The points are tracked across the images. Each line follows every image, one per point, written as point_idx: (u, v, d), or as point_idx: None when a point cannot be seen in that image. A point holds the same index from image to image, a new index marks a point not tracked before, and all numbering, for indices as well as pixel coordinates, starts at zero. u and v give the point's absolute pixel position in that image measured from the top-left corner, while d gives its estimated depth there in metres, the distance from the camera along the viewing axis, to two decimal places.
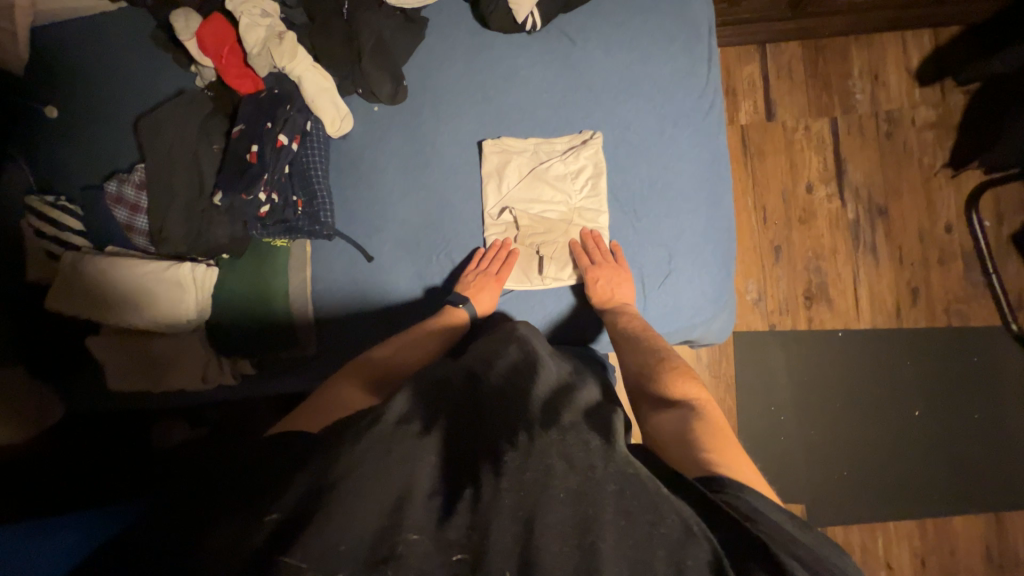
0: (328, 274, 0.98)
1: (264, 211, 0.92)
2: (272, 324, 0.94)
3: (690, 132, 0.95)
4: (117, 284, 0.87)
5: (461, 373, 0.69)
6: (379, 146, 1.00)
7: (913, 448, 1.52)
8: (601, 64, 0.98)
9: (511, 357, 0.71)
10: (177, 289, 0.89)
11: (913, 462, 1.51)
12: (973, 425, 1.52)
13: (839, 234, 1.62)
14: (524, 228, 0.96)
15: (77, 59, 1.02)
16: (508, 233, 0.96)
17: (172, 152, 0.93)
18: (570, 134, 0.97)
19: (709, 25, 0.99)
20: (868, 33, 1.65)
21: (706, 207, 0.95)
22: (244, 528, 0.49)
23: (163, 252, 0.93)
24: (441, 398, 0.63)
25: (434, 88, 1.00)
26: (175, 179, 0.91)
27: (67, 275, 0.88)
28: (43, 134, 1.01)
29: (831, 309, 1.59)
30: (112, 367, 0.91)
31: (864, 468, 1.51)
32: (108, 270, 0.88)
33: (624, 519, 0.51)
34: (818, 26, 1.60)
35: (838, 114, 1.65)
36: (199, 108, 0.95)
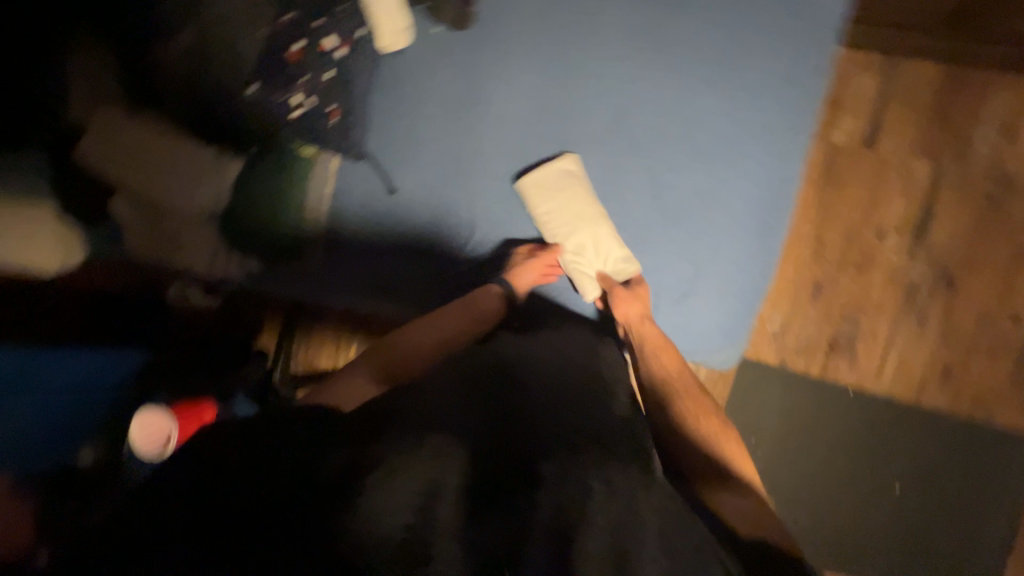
0: (345, 195, 0.93)
1: (294, 115, 0.89)
2: (286, 230, 0.93)
3: (762, 150, 0.87)
4: (139, 151, 0.88)
5: (490, 361, 0.70)
6: (430, 72, 0.92)
7: (880, 517, 1.49)
8: (692, 43, 0.86)
9: (526, 360, 0.72)
10: (200, 174, 0.90)
11: (874, 529, 1.49)
12: (949, 516, 1.48)
13: (892, 291, 1.48)
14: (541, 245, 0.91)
15: None
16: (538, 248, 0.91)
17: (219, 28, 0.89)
18: (628, 149, 0.89)
19: (832, 28, 0.85)
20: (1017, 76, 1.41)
21: (751, 234, 0.88)
22: (275, 494, 0.48)
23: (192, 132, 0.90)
24: (459, 388, 0.65)
25: (505, 21, 0.90)
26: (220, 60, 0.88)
27: (99, 131, 0.88)
28: None
29: (851, 364, 1.51)
30: (131, 232, 0.94)
31: (821, 521, 1.50)
32: (141, 134, 0.88)
33: (663, 550, 0.48)
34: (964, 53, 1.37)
35: (947, 159, 1.44)
36: None
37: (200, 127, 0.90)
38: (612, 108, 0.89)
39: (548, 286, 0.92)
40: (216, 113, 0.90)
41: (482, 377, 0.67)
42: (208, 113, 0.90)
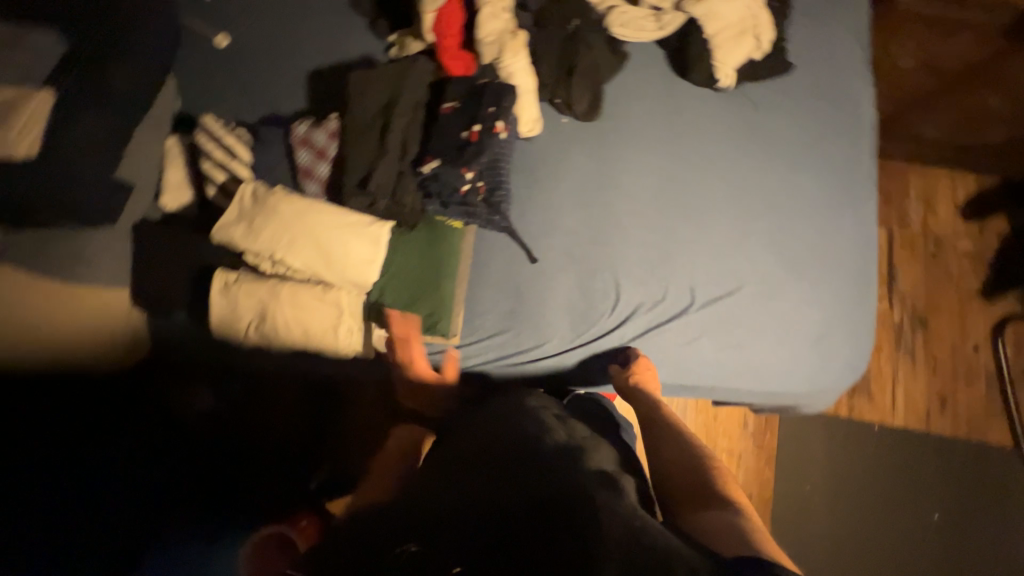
0: (488, 265, 0.95)
1: (464, 190, 0.88)
2: (436, 305, 0.89)
3: (849, 213, 1.02)
4: (300, 217, 0.79)
5: (479, 423, 0.78)
6: (562, 157, 1.00)
7: (885, 517, 1.71)
8: (782, 130, 1.04)
9: (461, 409, 0.85)
10: (349, 240, 0.81)
11: (879, 522, 1.70)
12: (931, 524, 1.70)
13: (884, 333, 1.81)
14: (671, 306, 0.96)
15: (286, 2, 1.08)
16: (671, 314, 0.96)
17: (365, 112, 0.86)
18: (743, 216, 1.00)
19: (874, 125, 1.07)
20: (996, 142, 1.70)
21: (859, 282, 0.99)
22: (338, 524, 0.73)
23: (350, 205, 0.84)
24: (438, 471, 0.71)
25: (627, 116, 1.03)
26: (376, 137, 0.85)
27: (247, 203, 0.81)
28: (217, 65, 1.05)
29: (869, 401, 1.77)
30: (243, 311, 0.82)
31: (847, 527, 1.69)
32: (286, 207, 0.80)
33: None
34: (916, 142, 1.78)
35: (894, 225, 1.88)
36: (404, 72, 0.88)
37: (362, 202, 0.84)
38: (725, 180, 1.02)
39: (678, 352, 0.96)
40: (373, 181, 0.84)
41: (468, 441, 0.74)
42: (362, 177, 0.84)
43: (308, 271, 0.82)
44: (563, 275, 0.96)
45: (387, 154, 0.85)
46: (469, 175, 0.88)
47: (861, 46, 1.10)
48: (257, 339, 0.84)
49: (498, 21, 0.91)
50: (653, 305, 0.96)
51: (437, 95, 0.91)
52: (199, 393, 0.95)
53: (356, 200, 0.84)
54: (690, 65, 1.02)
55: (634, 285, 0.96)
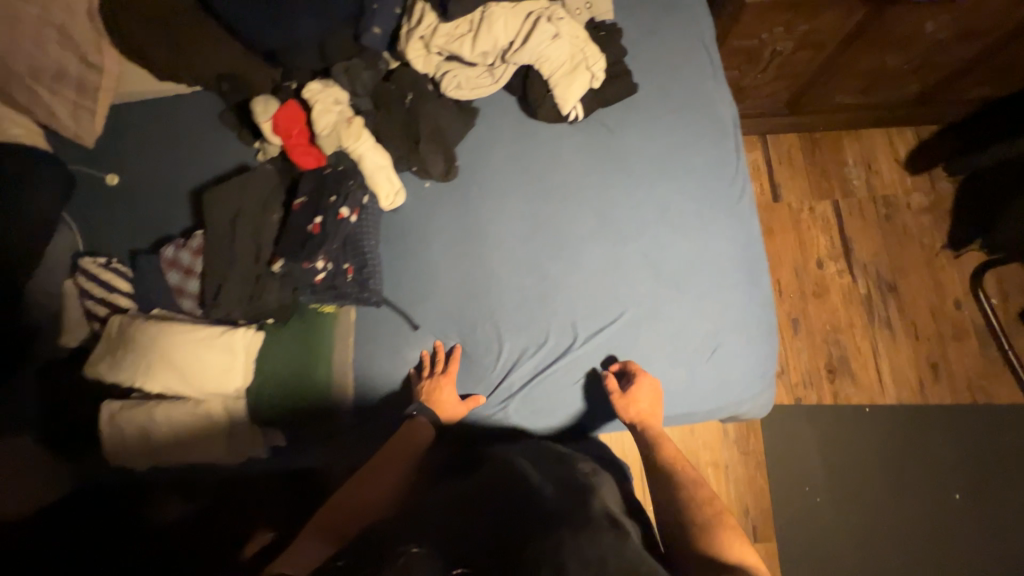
0: (371, 340, 0.96)
1: (320, 278, 0.93)
2: (314, 390, 0.91)
3: (725, 215, 0.99)
4: (163, 339, 0.86)
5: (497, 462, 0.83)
6: (428, 220, 1.03)
7: (906, 508, 1.55)
8: (639, 147, 1.04)
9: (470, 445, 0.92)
10: (212, 351, 0.87)
11: (901, 516, 1.54)
12: (955, 506, 1.54)
13: (854, 308, 1.71)
14: (554, 345, 0.95)
15: (158, 126, 1.12)
16: (555, 353, 0.95)
17: (220, 224, 0.92)
18: (614, 239, 0.99)
19: (734, 122, 1.07)
20: (916, 93, 1.65)
21: (748, 282, 0.96)
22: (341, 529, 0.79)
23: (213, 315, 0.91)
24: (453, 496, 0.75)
25: (485, 168, 1.05)
26: (234, 246, 0.91)
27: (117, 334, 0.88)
28: (105, 200, 1.08)
29: (854, 383, 1.66)
30: (126, 437, 0.85)
31: (867, 528, 1.53)
32: (150, 331, 0.87)
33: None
34: (835, 110, 1.73)
35: (838, 196, 1.81)
36: (258, 181, 0.96)
37: (228, 310, 0.90)
38: (590, 209, 1.01)
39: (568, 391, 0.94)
40: (234, 290, 0.90)
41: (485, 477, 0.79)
42: (224, 287, 0.90)
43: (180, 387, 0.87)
44: (446, 335, 0.97)
45: (241, 259, 0.91)
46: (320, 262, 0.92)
47: (705, 50, 1.10)
48: (145, 462, 0.87)
49: (331, 114, 0.95)
50: (536, 347, 0.95)
51: (291, 193, 0.97)
52: (170, 504, 1.03)
53: (218, 310, 0.90)
54: (536, 105, 1.04)
55: (516, 331, 0.96)
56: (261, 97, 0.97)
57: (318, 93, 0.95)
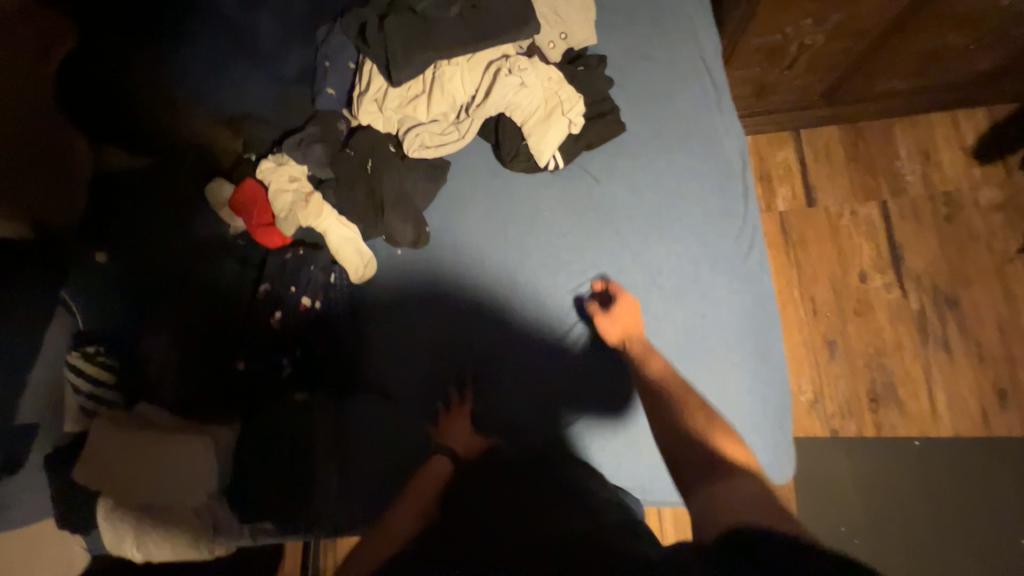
0: (349, 423, 0.93)
1: (285, 372, 0.92)
2: (294, 480, 0.91)
3: (727, 277, 0.86)
4: (127, 443, 0.84)
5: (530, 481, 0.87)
6: (397, 291, 0.96)
7: (965, 555, 1.36)
8: (627, 199, 0.92)
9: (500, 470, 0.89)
10: (179, 452, 0.85)
11: (959, 567, 1.35)
12: None
13: (904, 327, 1.51)
14: (532, 426, 0.90)
15: (133, 194, 1.03)
16: (536, 435, 0.90)
17: (197, 316, 0.96)
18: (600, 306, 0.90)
19: (743, 159, 0.92)
20: (987, 70, 1.38)
21: (753, 357, 0.84)
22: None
23: (179, 413, 0.91)
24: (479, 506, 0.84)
25: (457, 230, 0.96)
26: (205, 341, 0.94)
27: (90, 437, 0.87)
28: (94, 279, 1.02)
29: (902, 413, 1.47)
30: (115, 539, 0.86)
31: None
32: (115, 435, 0.85)
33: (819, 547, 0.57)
34: (883, 97, 1.48)
35: (887, 196, 1.57)
36: (230, 274, 1.00)
37: (199, 407, 0.90)
38: (569, 269, 0.92)
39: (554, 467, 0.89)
40: (212, 382, 0.91)
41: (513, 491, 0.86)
42: (201, 379, 0.92)
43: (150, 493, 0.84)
44: (421, 416, 0.93)
45: (211, 356, 0.93)
46: (285, 356, 0.92)
47: (706, 74, 0.95)
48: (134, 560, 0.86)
49: (287, 194, 0.90)
50: (516, 426, 0.91)
51: (257, 277, 0.97)
52: None
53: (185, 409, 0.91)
54: (513, 158, 0.93)
55: (491, 410, 0.92)
56: (215, 184, 0.95)
57: (271, 173, 0.90)
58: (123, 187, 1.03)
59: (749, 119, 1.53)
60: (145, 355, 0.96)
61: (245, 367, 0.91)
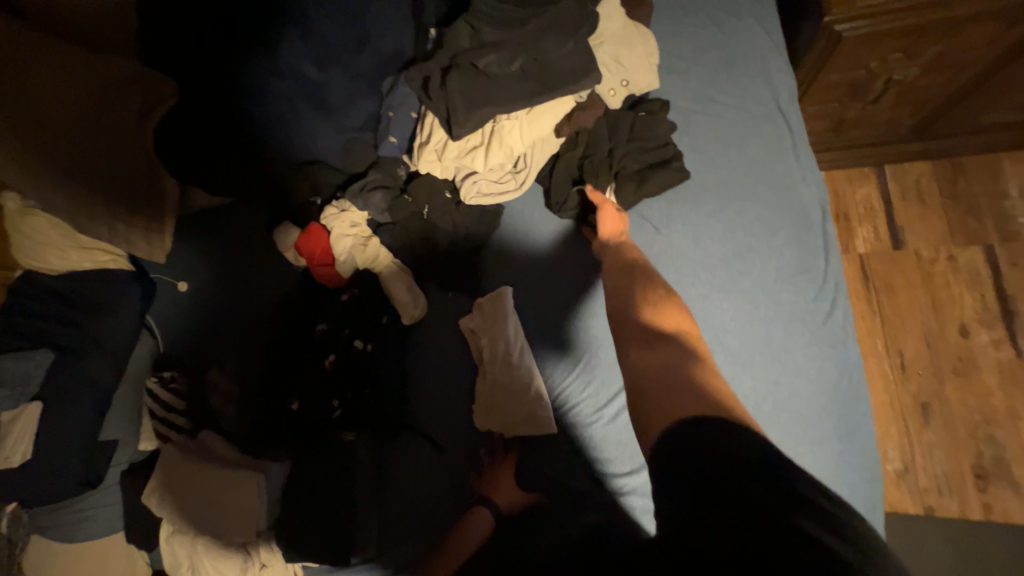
0: (397, 467, 0.92)
1: (337, 413, 0.93)
2: (335, 530, 0.87)
3: (806, 342, 0.79)
4: (187, 473, 0.90)
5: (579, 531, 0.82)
6: (448, 336, 0.95)
7: None
8: (690, 249, 0.86)
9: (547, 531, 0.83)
10: (232, 484, 0.89)
11: None
12: None
13: (1018, 393, 1.30)
14: (579, 481, 0.87)
15: (217, 233, 1.13)
16: (585, 493, 0.86)
17: (263, 350, 1.01)
18: None
19: (822, 211, 0.87)
20: None
21: (837, 433, 0.76)
22: None
23: (242, 445, 0.94)
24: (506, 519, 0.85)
25: (506, 277, 0.95)
26: (268, 380, 0.97)
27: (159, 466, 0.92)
28: (175, 309, 1.10)
29: (1017, 495, 1.25)
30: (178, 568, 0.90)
31: None
32: (179, 465, 0.91)
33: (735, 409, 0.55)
34: (986, 131, 1.33)
35: (994, 240, 1.38)
36: (291, 309, 1.02)
37: (255, 445, 0.93)
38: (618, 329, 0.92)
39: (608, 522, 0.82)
40: (264, 419, 0.95)
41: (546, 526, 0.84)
42: (258, 416, 0.95)
43: (204, 525, 0.88)
44: (465, 464, 0.90)
45: (271, 390, 0.96)
46: (336, 399, 0.93)
47: (782, 121, 0.91)
48: None
49: (347, 239, 0.94)
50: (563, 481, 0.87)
51: (315, 315, 0.99)
52: None
53: (252, 441, 0.94)
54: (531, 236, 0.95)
55: (535, 471, 0.88)
56: (282, 229, 1.04)
57: (333, 219, 0.93)
58: (206, 227, 1.14)
59: (825, 153, 1.41)
60: (214, 385, 1.00)
61: (300, 405, 0.93)
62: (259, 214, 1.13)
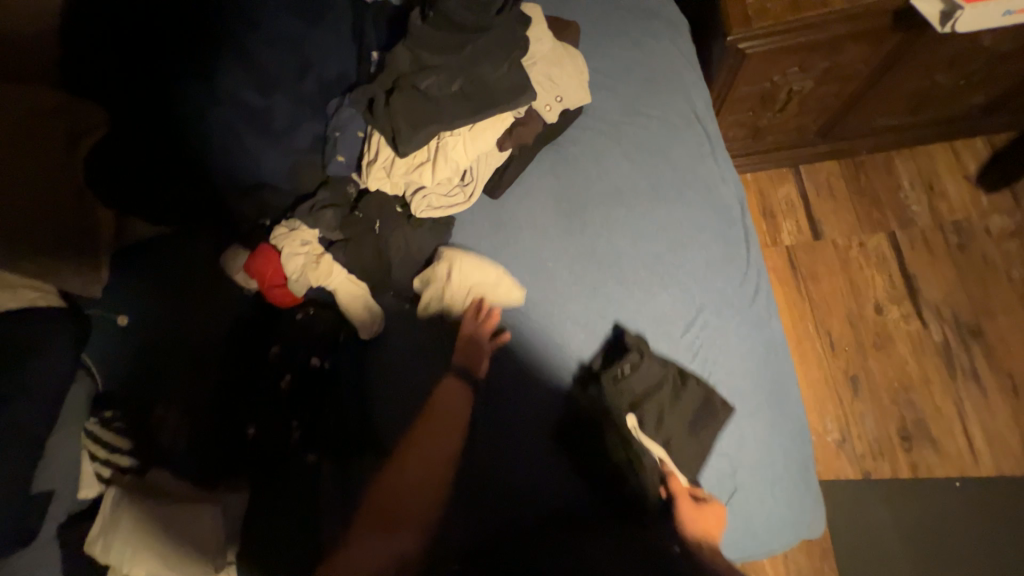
0: (360, 487, 0.89)
1: (298, 433, 0.92)
2: (301, 557, 0.84)
3: (737, 323, 0.87)
4: (138, 513, 0.84)
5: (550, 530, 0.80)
6: (407, 346, 0.95)
7: None
8: (629, 247, 0.93)
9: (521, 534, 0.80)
10: (191, 521, 0.85)
11: None
12: None
13: (929, 361, 1.46)
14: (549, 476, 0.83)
15: (159, 262, 1.09)
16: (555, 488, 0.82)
17: (214, 377, 0.96)
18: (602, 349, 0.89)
19: (740, 205, 0.97)
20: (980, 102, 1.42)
21: (770, 402, 0.83)
22: None
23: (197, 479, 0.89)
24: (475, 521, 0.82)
25: (461, 282, 0.96)
26: (220, 411, 0.92)
27: (106, 508, 0.85)
28: (116, 345, 1.05)
29: (938, 452, 1.39)
30: None
31: None
32: (130, 506, 0.85)
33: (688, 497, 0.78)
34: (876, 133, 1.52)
35: (895, 227, 1.56)
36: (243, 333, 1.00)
37: (208, 478, 0.88)
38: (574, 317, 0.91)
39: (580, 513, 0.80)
40: (217, 450, 0.90)
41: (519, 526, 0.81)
42: (207, 450, 0.89)
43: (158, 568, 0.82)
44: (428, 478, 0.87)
45: (221, 417, 0.91)
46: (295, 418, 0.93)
47: (700, 127, 1.01)
48: None
49: (298, 257, 0.93)
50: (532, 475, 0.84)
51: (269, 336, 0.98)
52: None
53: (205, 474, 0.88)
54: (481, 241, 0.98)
55: (503, 481, 0.84)
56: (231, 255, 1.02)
57: (285, 238, 0.93)
58: (146, 257, 1.09)
59: (747, 158, 1.55)
60: (164, 420, 0.96)
61: (258, 428, 0.92)
62: (204, 241, 1.10)
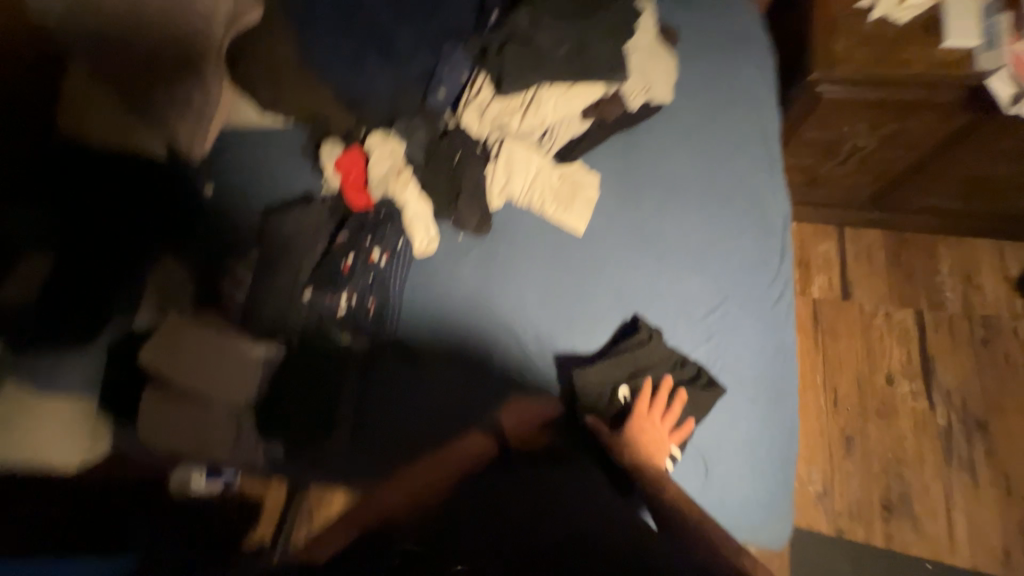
0: (379, 376, 0.98)
1: (341, 313, 1.01)
2: (319, 417, 0.96)
3: (753, 319, 0.95)
4: (187, 337, 0.95)
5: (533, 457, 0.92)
6: (454, 268, 1.03)
7: None
8: (674, 231, 1.02)
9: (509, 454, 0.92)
10: (231, 356, 0.95)
11: None
12: None
13: (928, 440, 1.48)
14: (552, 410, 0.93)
15: (255, 146, 1.21)
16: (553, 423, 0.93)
17: (279, 244, 1.04)
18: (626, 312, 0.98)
19: (783, 221, 1.05)
20: None
21: (768, 394, 0.91)
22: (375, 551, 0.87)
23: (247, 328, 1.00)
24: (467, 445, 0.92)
25: (515, 226, 1.05)
26: (279, 277, 1.01)
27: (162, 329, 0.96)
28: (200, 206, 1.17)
29: (916, 530, 1.40)
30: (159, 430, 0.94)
31: None
32: (181, 331, 0.95)
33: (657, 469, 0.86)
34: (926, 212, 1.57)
35: (924, 307, 1.60)
36: (317, 217, 1.07)
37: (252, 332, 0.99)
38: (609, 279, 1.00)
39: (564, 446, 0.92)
40: (267, 310, 1.00)
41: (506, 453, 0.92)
42: (261, 305, 1.00)
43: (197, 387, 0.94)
44: (440, 385, 0.96)
45: (281, 280, 1.01)
46: (343, 297, 1.02)
47: (764, 147, 1.10)
48: (170, 449, 0.96)
49: (384, 165, 1.07)
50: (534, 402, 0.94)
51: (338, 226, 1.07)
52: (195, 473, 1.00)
53: (255, 326, 1.00)
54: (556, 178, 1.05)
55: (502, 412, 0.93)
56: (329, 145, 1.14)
57: (379, 144, 1.08)
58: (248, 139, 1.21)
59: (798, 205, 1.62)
60: (226, 274, 1.06)
61: (310, 297, 1.01)
62: (297, 136, 1.22)
